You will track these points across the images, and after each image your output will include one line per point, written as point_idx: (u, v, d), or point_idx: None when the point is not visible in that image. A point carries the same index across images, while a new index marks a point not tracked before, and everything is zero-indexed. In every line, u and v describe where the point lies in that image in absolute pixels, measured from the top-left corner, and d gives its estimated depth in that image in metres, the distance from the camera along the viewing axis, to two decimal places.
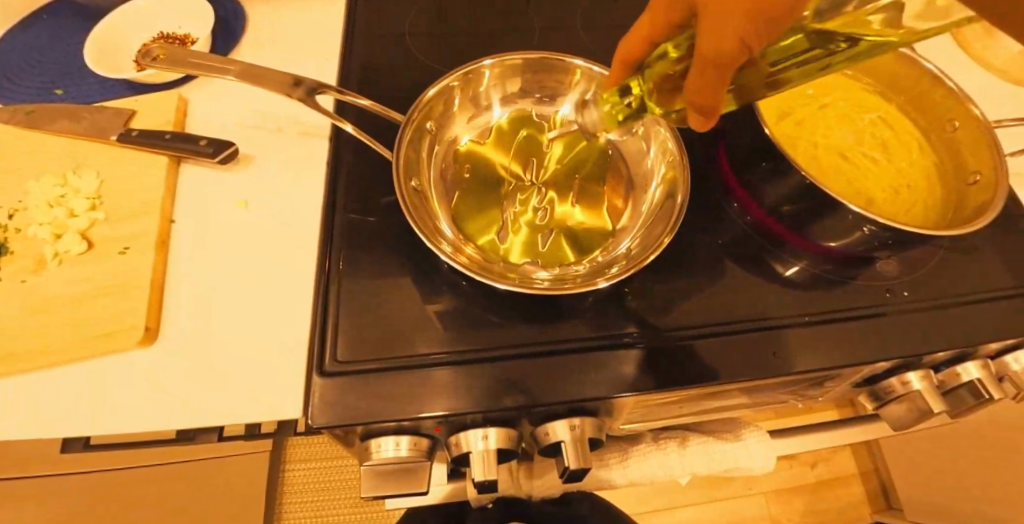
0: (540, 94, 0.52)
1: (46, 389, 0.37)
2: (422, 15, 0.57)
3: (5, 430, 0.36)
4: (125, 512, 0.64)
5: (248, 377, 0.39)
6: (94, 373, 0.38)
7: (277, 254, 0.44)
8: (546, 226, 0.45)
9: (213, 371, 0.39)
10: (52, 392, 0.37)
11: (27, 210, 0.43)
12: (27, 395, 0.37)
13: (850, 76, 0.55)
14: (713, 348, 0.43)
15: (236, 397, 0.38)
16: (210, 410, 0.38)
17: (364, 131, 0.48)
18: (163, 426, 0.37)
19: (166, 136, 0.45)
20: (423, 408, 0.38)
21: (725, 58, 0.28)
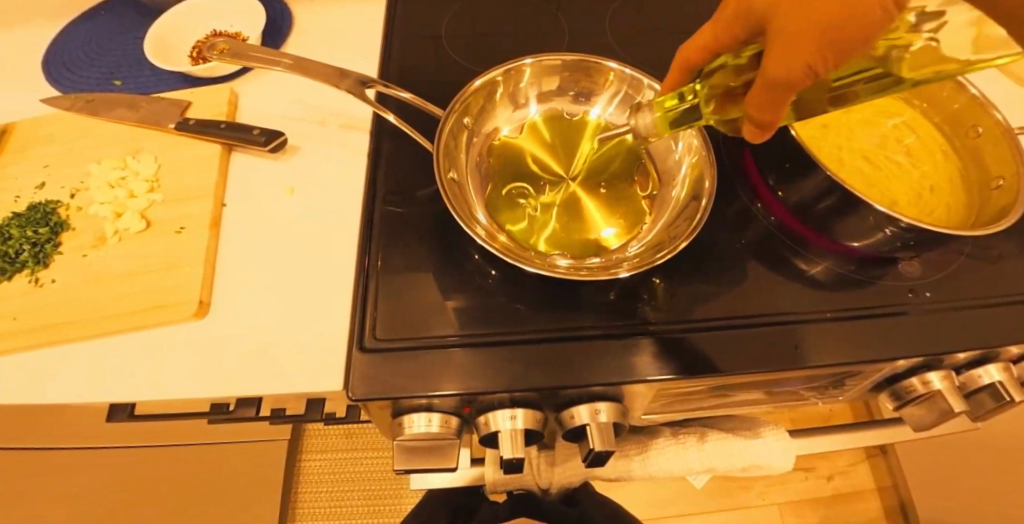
0: (575, 92, 0.54)
1: (86, 356, 0.40)
2: (458, 18, 0.59)
3: (48, 393, 0.39)
4: (126, 511, 0.70)
5: (277, 354, 0.41)
6: (111, 353, 0.40)
7: (318, 240, 0.47)
8: (574, 218, 0.46)
9: (238, 348, 0.41)
10: (96, 358, 0.40)
11: (88, 190, 0.46)
12: (76, 360, 0.40)
13: None
14: (737, 339, 0.45)
15: (269, 373, 0.40)
16: (246, 382, 0.40)
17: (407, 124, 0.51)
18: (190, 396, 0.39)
19: (222, 126, 0.48)
20: (455, 385, 0.40)
21: (790, 82, 0.29)
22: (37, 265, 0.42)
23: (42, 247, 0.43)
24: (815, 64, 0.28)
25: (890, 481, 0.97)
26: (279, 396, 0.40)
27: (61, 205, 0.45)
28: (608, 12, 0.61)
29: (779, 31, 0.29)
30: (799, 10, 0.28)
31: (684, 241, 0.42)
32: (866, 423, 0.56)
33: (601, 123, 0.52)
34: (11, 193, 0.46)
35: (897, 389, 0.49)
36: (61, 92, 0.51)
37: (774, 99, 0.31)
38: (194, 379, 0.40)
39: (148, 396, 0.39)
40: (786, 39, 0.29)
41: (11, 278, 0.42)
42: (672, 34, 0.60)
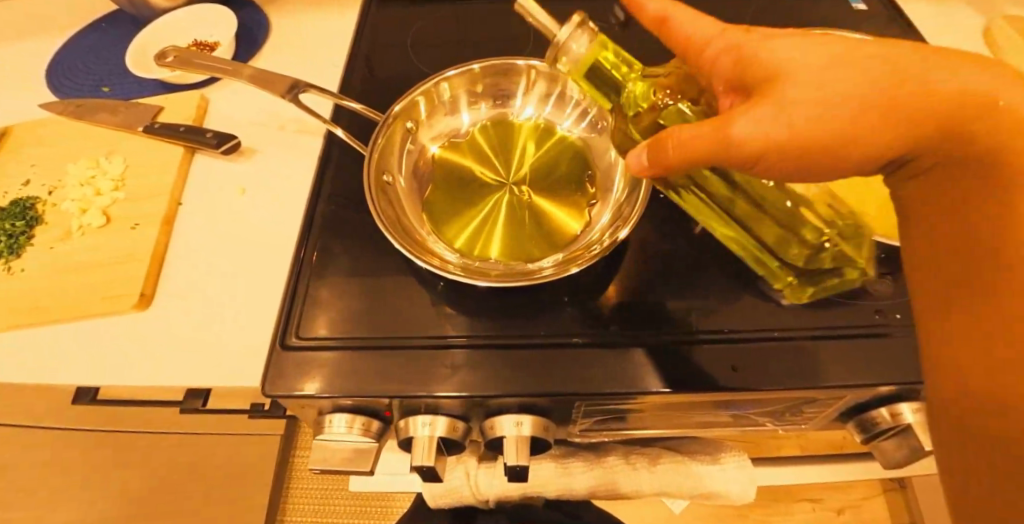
0: (494, 97, 0.53)
1: (92, 347, 0.42)
2: (425, 25, 0.60)
3: (60, 379, 0.41)
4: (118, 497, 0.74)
5: (259, 344, 0.43)
6: (111, 350, 0.42)
7: (273, 238, 0.48)
8: (524, 219, 0.45)
9: (218, 343, 0.43)
10: (96, 349, 0.42)
11: (64, 188, 0.50)
12: (81, 351, 0.42)
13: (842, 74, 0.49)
14: (712, 356, 0.41)
15: (225, 360, 0.42)
16: (201, 365, 0.41)
17: (354, 134, 0.52)
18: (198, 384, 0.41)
19: (182, 129, 0.51)
20: (444, 385, 0.40)
21: (736, 157, 0.27)
22: (11, 255, 0.46)
23: (16, 238, 0.47)
24: (765, 160, 0.27)
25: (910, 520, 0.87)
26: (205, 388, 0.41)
27: (39, 201, 0.49)
28: None
29: (768, 109, 0.27)
30: (826, 94, 0.26)
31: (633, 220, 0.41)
32: (844, 454, 0.50)
33: (541, 127, 0.51)
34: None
35: (863, 420, 0.44)
36: (57, 97, 0.56)
37: (675, 150, 0.27)
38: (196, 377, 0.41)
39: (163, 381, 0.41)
40: (780, 114, 0.26)
41: None
42: (641, 38, 0.58)
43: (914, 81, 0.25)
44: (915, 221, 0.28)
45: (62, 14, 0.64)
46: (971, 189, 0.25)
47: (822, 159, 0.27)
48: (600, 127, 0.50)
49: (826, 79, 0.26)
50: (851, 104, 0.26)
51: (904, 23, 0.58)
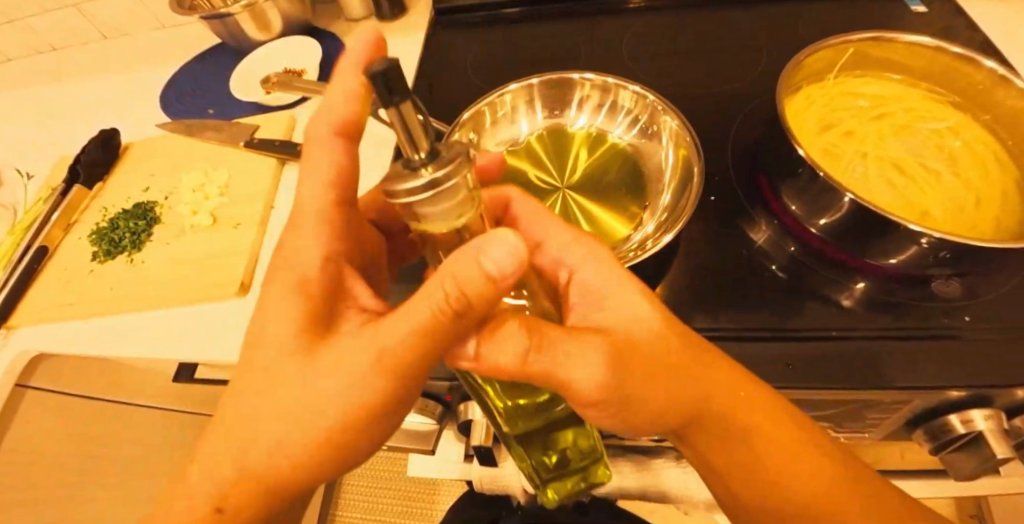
0: (550, 108, 0.56)
1: (175, 324, 0.48)
2: (484, 45, 0.65)
3: (152, 349, 0.47)
4: None
5: None
6: (185, 325, 0.48)
7: None
8: (575, 221, 0.47)
9: None
10: (177, 325, 0.48)
11: (177, 194, 0.57)
12: (165, 324, 0.49)
13: (901, 81, 0.50)
14: (764, 352, 0.42)
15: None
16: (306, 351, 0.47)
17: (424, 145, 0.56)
18: None
19: (277, 142, 0.58)
20: None
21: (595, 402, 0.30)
22: (133, 249, 0.54)
23: (139, 235, 0.54)
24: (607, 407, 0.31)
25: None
26: None
27: (158, 205, 0.57)
28: (629, 37, 0.63)
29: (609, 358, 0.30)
30: (660, 353, 0.32)
31: (691, 209, 0.42)
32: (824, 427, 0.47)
33: (590, 136, 0.54)
34: (125, 193, 0.59)
35: (932, 427, 0.42)
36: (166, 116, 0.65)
37: (506, 365, 0.28)
38: None
39: (219, 355, 0.46)
40: (629, 360, 0.31)
41: (114, 258, 0.54)
42: (688, 51, 0.61)
43: (692, 337, 0.33)
44: (714, 460, 0.35)
45: (175, 49, 0.75)
46: (729, 434, 0.33)
47: (639, 407, 0.32)
48: (650, 130, 0.52)
49: (658, 339, 0.32)
50: (668, 368, 0.32)
51: (967, 27, 0.57)
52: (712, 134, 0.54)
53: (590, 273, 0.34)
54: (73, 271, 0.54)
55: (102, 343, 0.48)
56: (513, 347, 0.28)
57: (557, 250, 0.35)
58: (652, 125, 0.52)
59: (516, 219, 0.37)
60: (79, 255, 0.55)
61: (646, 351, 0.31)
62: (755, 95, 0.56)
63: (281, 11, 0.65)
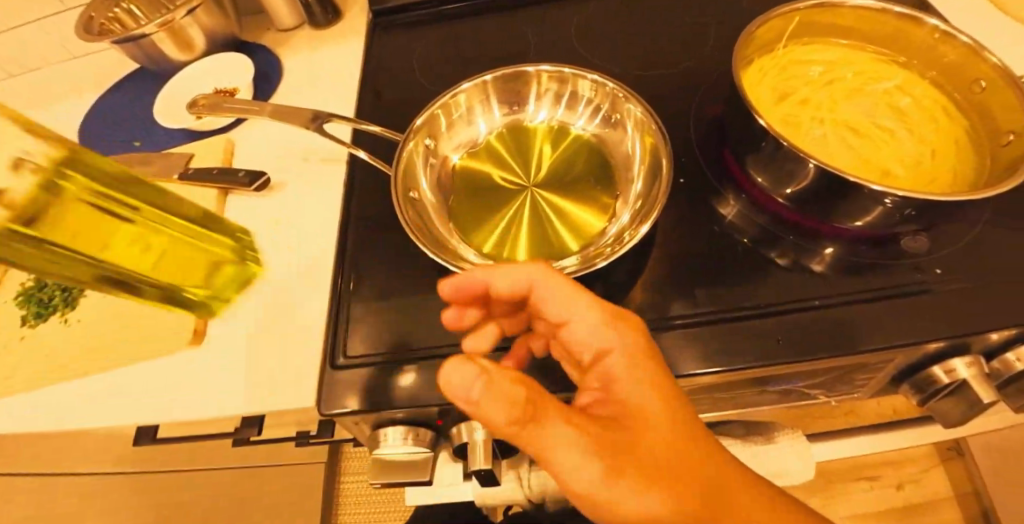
0: (505, 104, 0.54)
1: (128, 386, 0.44)
2: (429, 44, 0.62)
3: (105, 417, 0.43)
4: None
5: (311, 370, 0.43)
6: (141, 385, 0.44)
7: (311, 265, 0.49)
8: (548, 219, 0.46)
9: (264, 373, 0.43)
10: (130, 388, 0.44)
11: None
12: (115, 388, 0.44)
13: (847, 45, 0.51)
14: (750, 330, 0.41)
15: (280, 384, 0.43)
16: (272, 399, 0.42)
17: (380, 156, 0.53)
18: (220, 413, 0.42)
19: (214, 171, 0.53)
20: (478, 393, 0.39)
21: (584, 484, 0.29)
22: (68, 307, 0.49)
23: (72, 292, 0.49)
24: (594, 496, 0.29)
25: (980, 507, 0.82)
26: (229, 417, 0.43)
27: None
28: (577, 23, 0.62)
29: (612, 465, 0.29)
30: (676, 471, 0.31)
31: (664, 197, 0.41)
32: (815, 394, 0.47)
33: (552, 129, 0.52)
34: None
35: (917, 381, 0.43)
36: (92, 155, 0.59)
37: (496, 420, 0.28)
38: (216, 405, 0.43)
39: (185, 411, 0.42)
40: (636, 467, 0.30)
41: (47, 320, 0.49)
42: (637, 32, 0.60)
43: (721, 464, 0.33)
44: None
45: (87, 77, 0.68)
46: None
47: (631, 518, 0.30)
48: (614, 119, 0.51)
49: (682, 455, 0.31)
50: (684, 485, 0.31)
51: None
52: (673, 115, 0.54)
53: (621, 359, 0.33)
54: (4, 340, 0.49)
55: (50, 414, 0.44)
56: (567, 460, 0.28)
57: (584, 334, 0.34)
58: (615, 114, 0.51)
59: (528, 294, 0.36)
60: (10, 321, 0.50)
61: (655, 480, 0.30)
62: (708, 70, 0.56)
63: (203, 27, 0.60)
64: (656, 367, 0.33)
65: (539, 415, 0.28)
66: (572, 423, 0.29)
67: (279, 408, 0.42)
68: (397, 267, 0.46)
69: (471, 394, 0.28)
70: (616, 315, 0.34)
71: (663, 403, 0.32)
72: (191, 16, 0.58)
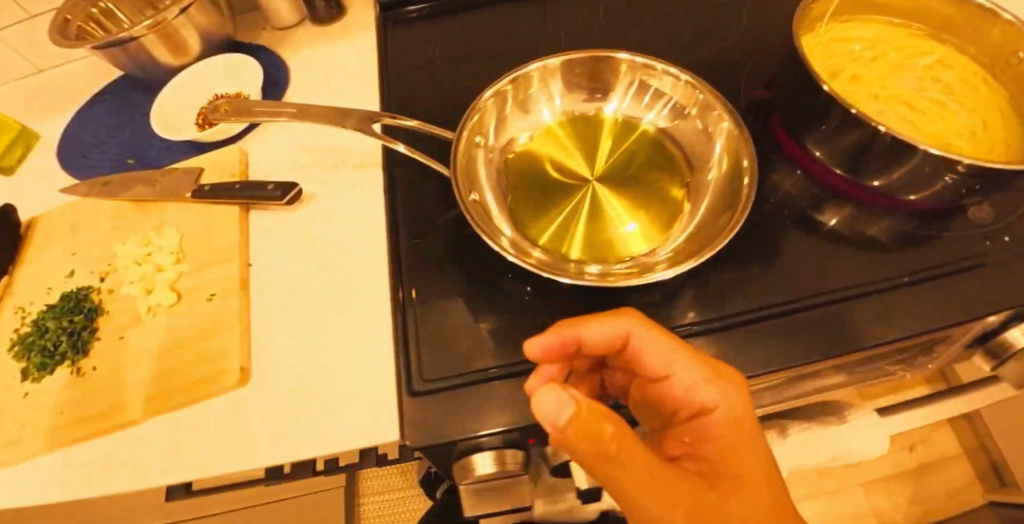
0: (548, 88, 0.51)
1: (163, 437, 0.39)
2: (448, 36, 0.58)
3: (140, 478, 0.37)
4: None
5: (380, 403, 0.38)
6: (178, 435, 0.39)
7: (362, 283, 0.44)
8: (615, 214, 0.43)
9: (324, 410, 0.38)
10: (166, 439, 0.38)
11: (116, 271, 0.46)
12: (147, 442, 0.39)
13: (884, 21, 0.50)
14: (839, 315, 0.40)
15: (349, 423, 0.38)
16: (341, 440, 0.37)
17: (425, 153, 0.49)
18: (278, 460, 0.37)
19: (237, 187, 0.46)
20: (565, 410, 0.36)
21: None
22: (77, 355, 0.42)
23: (79, 335, 0.43)
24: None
25: (988, 460, 0.86)
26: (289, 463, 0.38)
27: (94, 290, 0.45)
28: (600, 10, 0.59)
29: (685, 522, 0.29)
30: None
31: (749, 201, 0.40)
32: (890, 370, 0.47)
33: (602, 120, 0.50)
34: (46, 283, 0.47)
35: (991, 348, 0.44)
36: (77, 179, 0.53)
37: (576, 444, 0.28)
38: (266, 452, 0.37)
39: (236, 462, 0.37)
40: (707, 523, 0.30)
41: (52, 370, 0.43)
42: (665, 16, 0.59)
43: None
44: None
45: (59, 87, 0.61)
46: None
47: None
48: (687, 110, 0.48)
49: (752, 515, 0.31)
50: None
51: None
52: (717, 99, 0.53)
53: (721, 420, 0.33)
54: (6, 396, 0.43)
55: (71, 480, 0.38)
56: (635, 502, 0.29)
57: (686, 386, 0.34)
58: (691, 105, 0.48)
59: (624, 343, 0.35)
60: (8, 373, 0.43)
61: None
62: (744, 52, 0.55)
63: (196, 27, 0.53)
64: (750, 435, 0.33)
65: (619, 456, 0.28)
66: (653, 473, 0.29)
67: (352, 449, 0.37)
68: (459, 277, 0.42)
69: (561, 419, 0.27)
70: (724, 376, 0.34)
71: (746, 462, 0.33)
72: (184, 16, 0.52)
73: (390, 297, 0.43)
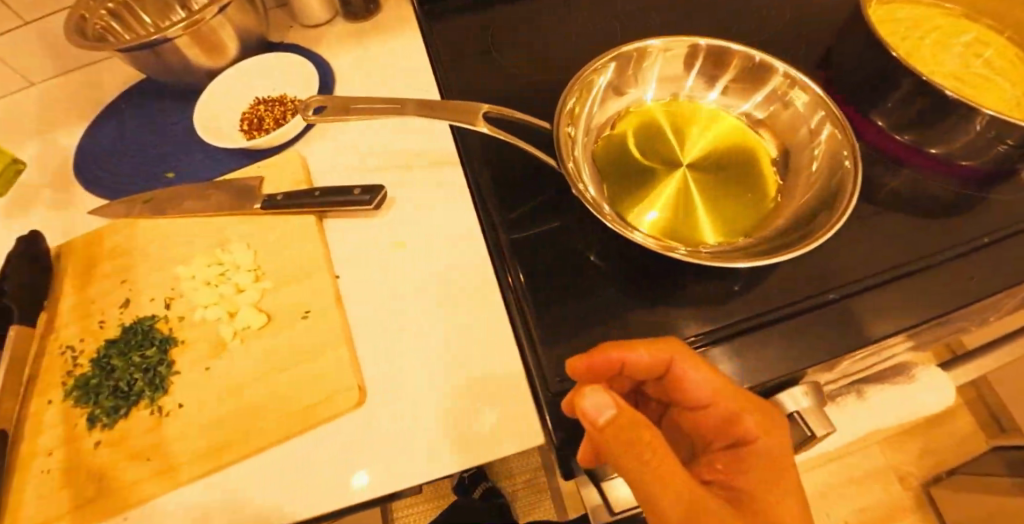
0: (631, 69, 0.49)
1: (280, 472, 0.35)
2: (496, 29, 0.57)
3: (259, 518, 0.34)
4: None
5: (516, 412, 0.36)
6: (294, 466, 0.36)
7: (467, 287, 0.42)
8: (710, 197, 0.44)
9: (454, 426, 0.36)
10: (285, 472, 0.35)
11: (184, 295, 0.41)
12: (259, 479, 0.35)
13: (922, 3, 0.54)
14: (935, 278, 0.42)
15: (488, 434, 0.35)
16: (482, 452, 0.35)
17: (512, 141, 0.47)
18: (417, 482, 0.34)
19: (318, 193, 0.43)
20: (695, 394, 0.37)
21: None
22: (156, 393, 0.38)
23: (155, 370, 0.38)
24: None
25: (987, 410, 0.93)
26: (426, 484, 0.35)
27: (160, 318, 0.40)
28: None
29: None
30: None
31: (856, 180, 0.39)
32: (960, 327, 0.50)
33: (690, 105, 0.49)
34: (95, 317, 0.42)
35: None
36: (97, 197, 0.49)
37: (612, 442, 0.28)
38: (399, 477, 0.34)
39: (371, 489, 0.34)
40: None
41: (126, 413, 0.38)
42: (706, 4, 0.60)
43: None
44: None
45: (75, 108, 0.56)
46: None
47: None
48: (787, 95, 0.47)
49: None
50: None
51: None
52: None
53: (759, 452, 0.32)
54: (74, 448, 0.37)
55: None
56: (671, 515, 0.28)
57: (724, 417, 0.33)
58: (787, 89, 0.46)
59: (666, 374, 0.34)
60: (71, 422, 0.38)
61: None
62: (788, 36, 0.57)
63: (234, 26, 0.49)
64: (781, 474, 0.32)
65: (650, 460, 0.28)
66: (691, 488, 0.28)
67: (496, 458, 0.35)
68: (568, 270, 0.41)
69: (601, 418, 0.28)
70: (759, 407, 0.33)
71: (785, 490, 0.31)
72: (222, 14, 0.47)
73: (501, 297, 0.41)
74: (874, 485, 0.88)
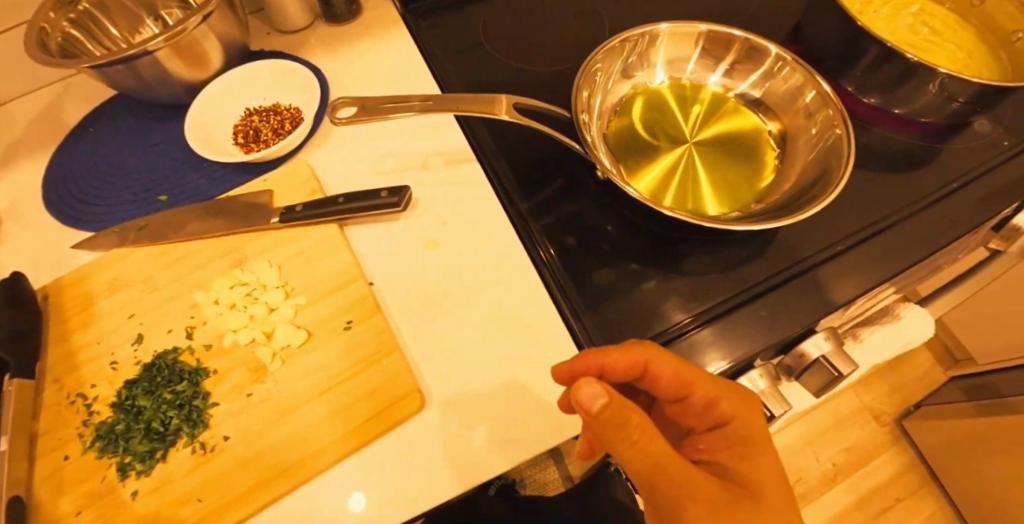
0: (630, 55, 0.51)
1: (338, 491, 0.34)
2: (483, 23, 0.56)
3: None
4: None
5: None
6: (351, 483, 0.34)
7: (506, 279, 0.41)
8: (715, 170, 0.46)
9: (519, 417, 0.36)
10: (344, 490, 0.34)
11: (208, 322, 0.39)
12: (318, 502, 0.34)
13: None
14: (919, 223, 0.46)
15: (557, 418, 0.35)
16: (554, 434, 0.35)
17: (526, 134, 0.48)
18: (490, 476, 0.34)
19: (341, 200, 0.42)
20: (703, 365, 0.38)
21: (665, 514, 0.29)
22: (196, 428, 0.35)
23: (190, 405, 0.35)
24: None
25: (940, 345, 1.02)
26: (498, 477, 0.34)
27: (184, 350, 0.38)
28: None
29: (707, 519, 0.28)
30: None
31: (851, 143, 0.42)
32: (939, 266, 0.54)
33: (693, 87, 0.52)
34: (103, 358, 0.38)
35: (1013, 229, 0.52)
36: (61, 223, 0.45)
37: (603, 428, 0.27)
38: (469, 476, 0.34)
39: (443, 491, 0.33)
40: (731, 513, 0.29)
41: (164, 455, 0.34)
42: None
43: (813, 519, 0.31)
44: None
45: (35, 137, 0.52)
46: None
47: None
48: (776, 69, 0.50)
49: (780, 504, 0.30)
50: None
51: None
52: None
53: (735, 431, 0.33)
54: (103, 503, 0.34)
55: None
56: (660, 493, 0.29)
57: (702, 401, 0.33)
58: (777, 64, 0.50)
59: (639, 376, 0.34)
60: (95, 475, 0.34)
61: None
62: (757, 15, 0.60)
63: (217, 35, 0.46)
64: (759, 448, 0.33)
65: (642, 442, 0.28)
66: (678, 466, 0.29)
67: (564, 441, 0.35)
68: (598, 252, 0.42)
69: (594, 407, 0.27)
70: (733, 391, 0.33)
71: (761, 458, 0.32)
72: (205, 24, 0.44)
73: (545, 283, 0.41)
74: (853, 424, 0.95)
